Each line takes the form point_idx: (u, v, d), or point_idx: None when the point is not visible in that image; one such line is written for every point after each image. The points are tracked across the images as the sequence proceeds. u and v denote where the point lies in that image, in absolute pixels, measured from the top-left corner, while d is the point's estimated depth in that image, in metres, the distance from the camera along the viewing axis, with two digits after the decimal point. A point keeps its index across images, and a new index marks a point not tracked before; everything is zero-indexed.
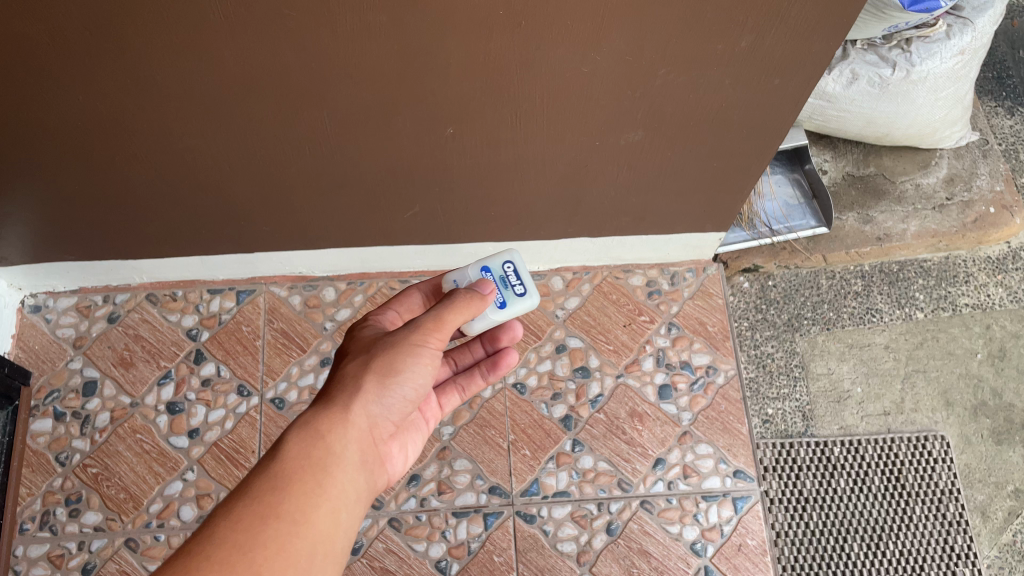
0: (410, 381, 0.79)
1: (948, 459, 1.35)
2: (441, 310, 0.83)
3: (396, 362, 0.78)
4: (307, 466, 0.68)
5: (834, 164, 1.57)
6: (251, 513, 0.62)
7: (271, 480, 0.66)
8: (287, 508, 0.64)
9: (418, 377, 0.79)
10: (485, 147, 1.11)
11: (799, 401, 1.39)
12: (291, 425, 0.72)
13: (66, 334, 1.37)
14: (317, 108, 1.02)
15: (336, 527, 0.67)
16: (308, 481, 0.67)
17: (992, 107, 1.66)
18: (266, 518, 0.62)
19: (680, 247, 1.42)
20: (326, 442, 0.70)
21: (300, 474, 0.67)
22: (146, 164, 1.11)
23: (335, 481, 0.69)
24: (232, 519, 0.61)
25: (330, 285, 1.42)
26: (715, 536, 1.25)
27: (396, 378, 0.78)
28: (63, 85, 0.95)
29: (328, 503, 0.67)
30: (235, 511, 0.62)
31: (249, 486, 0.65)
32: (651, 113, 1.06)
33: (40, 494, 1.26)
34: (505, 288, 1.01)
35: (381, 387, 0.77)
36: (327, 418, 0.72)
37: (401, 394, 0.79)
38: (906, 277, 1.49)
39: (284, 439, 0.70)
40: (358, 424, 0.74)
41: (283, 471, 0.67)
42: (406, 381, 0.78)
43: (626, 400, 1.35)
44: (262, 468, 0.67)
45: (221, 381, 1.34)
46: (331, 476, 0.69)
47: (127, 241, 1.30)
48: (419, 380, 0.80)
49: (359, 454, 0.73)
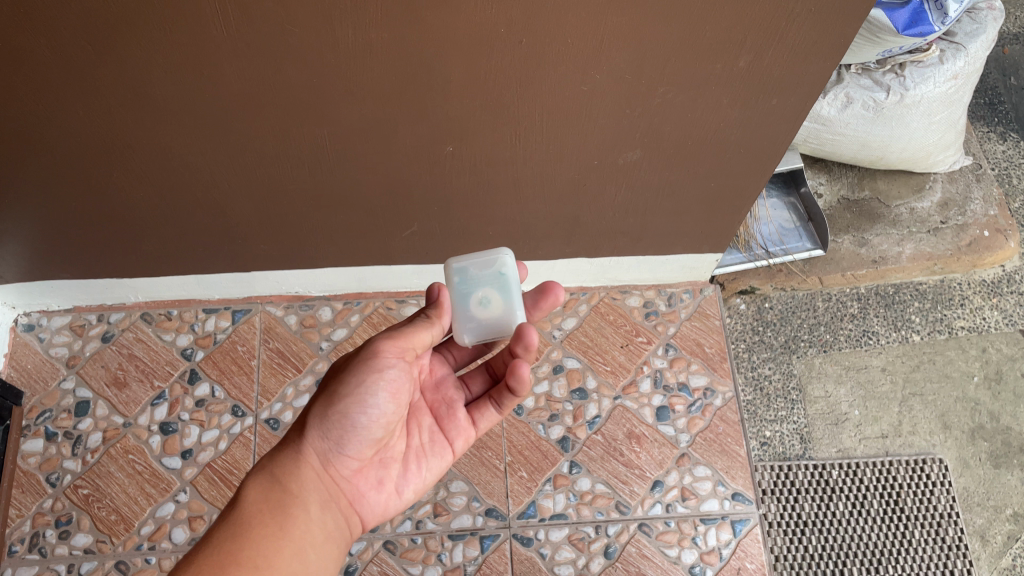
0: (361, 407, 0.83)
1: (946, 483, 1.35)
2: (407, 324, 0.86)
3: (343, 388, 0.83)
4: (266, 515, 0.79)
5: (829, 188, 1.58)
6: (213, 560, 0.72)
7: (233, 527, 0.76)
8: (249, 554, 0.74)
9: (371, 402, 0.83)
10: (484, 165, 1.12)
11: (797, 423, 1.39)
12: (255, 470, 0.84)
13: (59, 353, 1.36)
14: (317, 125, 1.02)
15: (300, 565, 0.77)
16: (268, 525, 0.78)
17: (984, 133, 1.68)
18: (229, 565, 0.72)
19: (677, 268, 1.42)
20: (286, 486, 0.82)
21: (259, 520, 0.78)
22: (144, 181, 1.11)
23: (296, 522, 0.80)
24: (194, 568, 0.71)
25: (327, 305, 1.42)
26: (714, 559, 1.24)
27: (343, 405, 0.83)
28: (65, 100, 0.95)
29: (289, 544, 0.78)
30: (198, 560, 0.72)
31: (213, 538, 0.75)
32: (650, 132, 1.07)
33: (30, 516, 1.24)
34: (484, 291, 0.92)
35: (326, 416, 0.83)
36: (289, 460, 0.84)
37: (354, 422, 0.83)
38: (902, 299, 1.50)
39: (245, 488, 0.81)
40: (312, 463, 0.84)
41: (246, 519, 0.77)
42: (355, 407, 0.83)
43: (624, 421, 1.34)
44: (224, 519, 0.78)
45: (216, 402, 1.33)
46: (292, 516, 0.80)
47: (123, 259, 1.29)
48: (372, 406, 0.83)
49: (320, 494, 0.83)
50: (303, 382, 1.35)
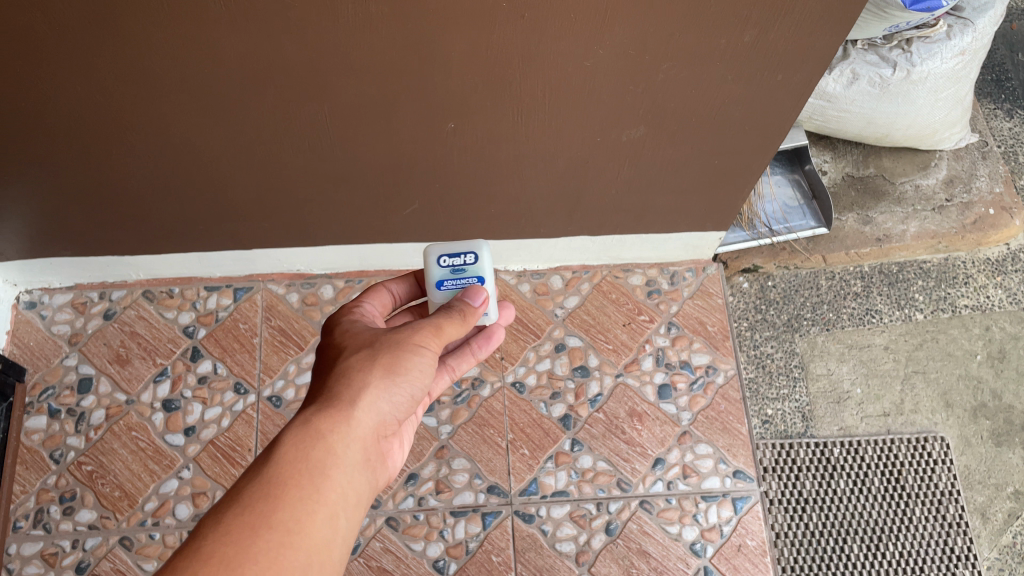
0: (416, 380, 0.77)
1: (947, 460, 1.35)
2: (450, 320, 0.82)
3: (403, 359, 0.75)
4: (305, 470, 0.64)
5: (834, 165, 1.57)
6: (240, 522, 0.58)
7: (265, 486, 0.62)
8: (280, 516, 0.60)
9: (422, 378, 0.77)
10: (485, 142, 1.11)
11: (799, 401, 1.39)
12: (289, 424, 0.68)
13: (61, 330, 1.36)
14: (317, 101, 1.01)
15: (334, 535, 0.63)
16: (303, 486, 0.63)
17: (991, 110, 1.67)
18: (260, 527, 0.58)
19: (680, 246, 1.42)
20: (325, 442, 0.67)
21: (295, 477, 0.63)
22: (144, 157, 1.10)
23: (334, 484, 0.65)
24: (222, 529, 0.57)
25: (328, 283, 1.42)
26: (715, 536, 1.25)
27: (402, 377, 0.75)
28: (64, 76, 0.94)
29: (324, 509, 0.63)
30: (224, 522, 0.58)
31: (242, 493, 0.61)
32: (653, 109, 1.06)
33: (34, 492, 1.25)
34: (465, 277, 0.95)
35: (387, 381, 0.74)
36: (328, 418, 0.69)
37: (406, 394, 0.76)
38: (905, 278, 1.49)
39: (280, 440, 0.66)
40: (362, 423, 0.71)
41: (283, 471, 0.63)
42: (412, 380, 0.76)
43: (626, 399, 1.34)
44: (254, 473, 0.64)
45: (218, 379, 1.33)
46: (330, 478, 0.65)
47: (123, 236, 1.29)
48: (422, 381, 0.77)
49: (361, 454, 0.69)
50: (305, 360, 1.35)
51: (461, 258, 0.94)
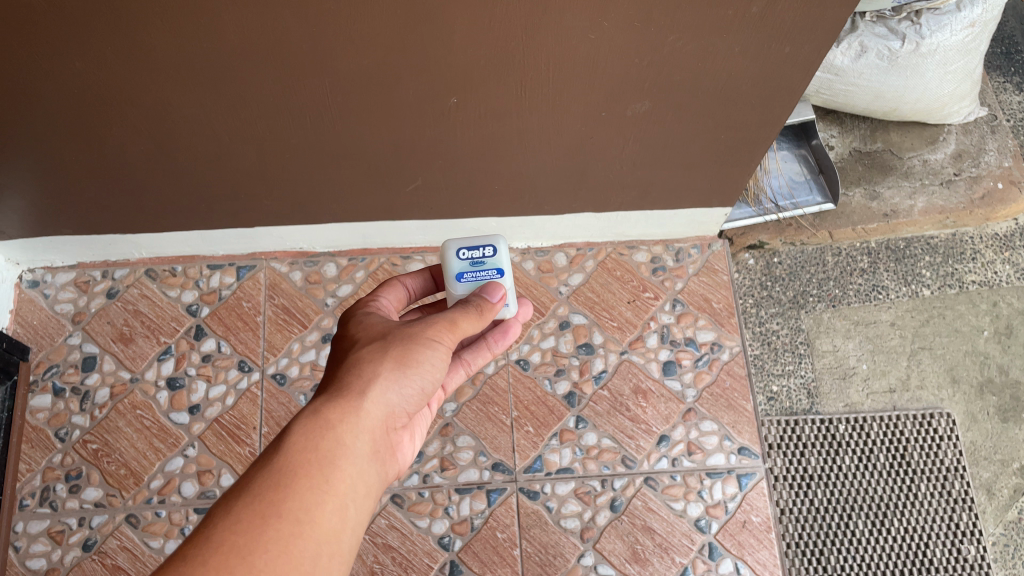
0: (428, 373, 0.76)
1: (953, 436, 1.35)
2: (464, 316, 0.82)
3: (415, 352, 0.75)
4: (314, 460, 0.64)
5: (841, 140, 1.56)
6: (250, 511, 0.58)
7: (274, 475, 0.61)
8: (289, 506, 0.60)
9: (434, 372, 0.77)
10: (488, 118, 1.10)
11: (804, 378, 1.38)
12: (299, 414, 0.68)
13: (64, 309, 1.36)
14: (319, 76, 1.00)
15: (342, 526, 0.62)
16: (313, 476, 0.63)
17: (1000, 83, 1.65)
18: (270, 517, 0.58)
19: (685, 222, 1.41)
20: (335, 433, 0.66)
21: (305, 467, 0.63)
22: (144, 134, 1.09)
23: (342, 475, 0.65)
24: (232, 519, 0.57)
25: (331, 261, 1.41)
26: (720, 512, 1.26)
27: (413, 369, 0.75)
28: (61, 52, 0.93)
29: (333, 499, 0.63)
30: (233, 511, 0.58)
31: (251, 483, 0.61)
32: (659, 82, 1.04)
33: (40, 470, 1.25)
34: (484, 267, 0.95)
35: (399, 373, 0.74)
36: (338, 408, 0.69)
37: (418, 386, 0.75)
38: (912, 254, 1.48)
39: (290, 430, 0.66)
40: (372, 414, 0.70)
41: (293, 461, 0.63)
42: (425, 373, 0.76)
43: (631, 376, 1.34)
44: (263, 461, 0.63)
45: (222, 357, 1.33)
46: (339, 468, 0.65)
47: (124, 215, 1.28)
48: (434, 375, 0.77)
49: (370, 445, 0.69)
50: (309, 338, 1.35)
51: (478, 250, 0.95)
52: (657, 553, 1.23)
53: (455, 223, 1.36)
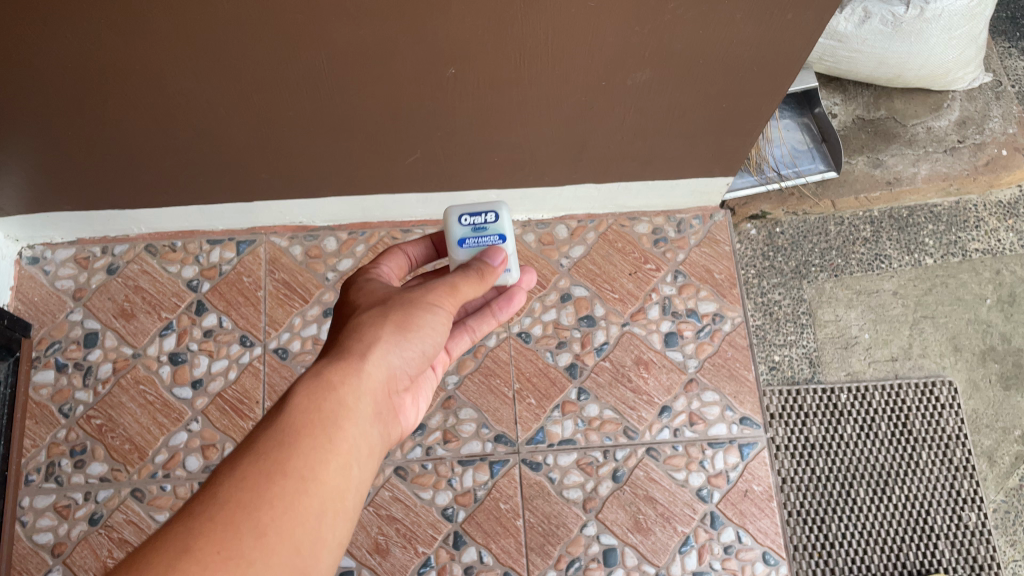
0: (427, 337, 0.76)
1: (955, 404, 1.35)
2: (465, 282, 0.82)
3: (415, 316, 0.75)
4: (318, 418, 0.63)
5: (844, 108, 1.54)
6: (255, 468, 0.58)
7: (278, 433, 0.61)
8: (294, 464, 0.59)
9: (435, 335, 0.77)
10: (487, 88, 1.08)
11: (806, 347, 1.38)
12: (301, 374, 0.67)
13: (65, 286, 1.35)
14: (315, 47, 0.99)
15: (346, 484, 0.62)
16: (317, 434, 0.62)
17: (1005, 48, 1.63)
18: (276, 474, 0.58)
19: (687, 192, 1.39)
20: (337, 394, 0.66)
21: (309, 425, 0.62)
22: (140, 108, 1.08)
23: (346, 434, 0.64)
24: (237, 476, 0.57)
25: (331, 235, 1.40)
26: (721, 482, 1.27)
27: (413, 333, 0.75)
28: (53, 25, 0.92)
29: (337, 458, 0.62)
30: (239, 469, 0.57)
31: (257, 440, 0.60)
32: (660, 50, 1.03)
33: (44, 446, 1.26)
34: (487, 232, 0.94)
35: (399, 336, 0.74)
36: (341, 369, 0.68)
37: (418, 349, 0.75)
38: (915, 222, 1.47)
39: (294, 389, 0.65)
40: (373, 375, 0.70)
41: (298, 419, 0.62)
42: (425, 337, 0.76)
43: (632, 347, 1.34)
44: (268, 420, 0.63)
45: (223, 332, 1.33)
46: (342, 428, 0.64)
47: (121, 190, 1.27)
48: (434, 339, 0.77)
49: (372, 406, 0.69)
50: (310, 312, 1.35)
51: (482, 216, 0.94)
52: (659, 522, 1.25)
53: (455, 195, 1.35)
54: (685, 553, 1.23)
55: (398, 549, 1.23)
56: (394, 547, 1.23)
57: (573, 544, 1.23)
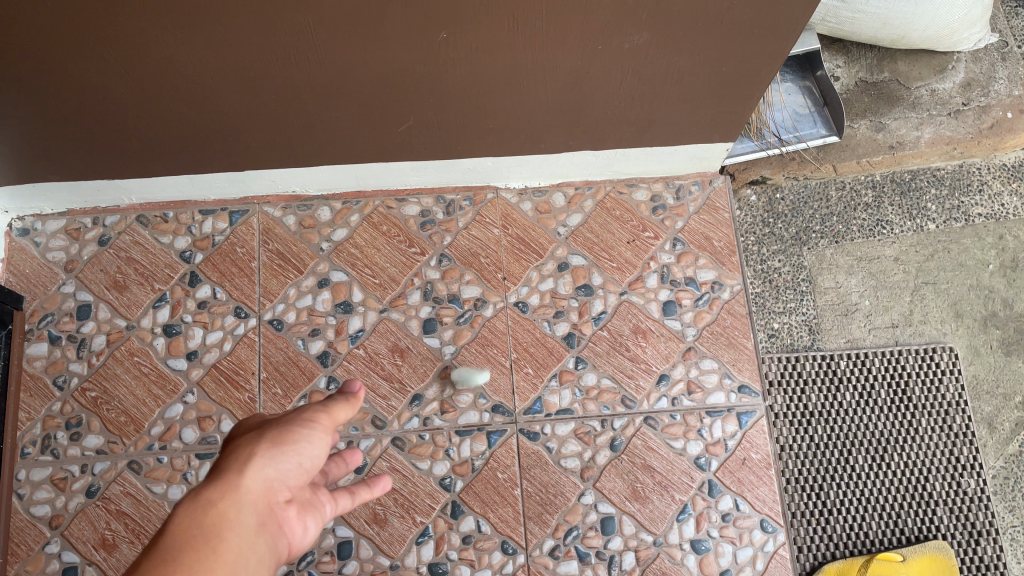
0: (308, 450, 0.65)
1: (955, 370, 1.35)
2: (331, 402, 0.71)
3: (291, 431, 0.65)
4: (188, 539, 0.56)
5: (847, 70, 1.51)
6: None
7: (154, 558, 0.54)
8: None
9: (320, 448, 0.66)
10: (480, 52, 1.06)
11: (805, 315, 1.38)
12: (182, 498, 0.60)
13: (57, 258, 1.34)
14: (300, 12, 0.96)
15: None
16: (201, 550, 0.56)
17: (1013, 8, 1.59)
18: None
19: (686, 159, 1.37)
20: (219, 507, 0.58)
21: (192, 543, 0.56)
22: (125, 76, 1.05)
23: (232, 546, 0.57)
24: None
25: (325, 205, 1.38)
26: (719, 450, 1.26)
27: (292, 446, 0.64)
28: None
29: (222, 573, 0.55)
30: None
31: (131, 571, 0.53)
32: (656, 13, 1.00)
33: (40, 419, 1.26)
34: None
35: (276, 449, 0.63)
36: (219, 484, 0.60)
37: (303, 464, 0.65)
38: (918, 187, 1.45)
39: (168, 517, 0.57)
40: (256, 490, 0.61)
41: (161, 554, 0.54)
42: (306, 450, 0.65)
43: (630, 316, 1.33)
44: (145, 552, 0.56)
45: (217, 304, 1.32)
46: (227, 539, 0.57)
47: (110, 160, 1.25)
48: (320, 451, 0.66)
49: (260, 519, 0.60)
50: (305, 284, 1.33)
51: None
52: (657, 491, 1.25)
53: (449, 163, 1.33)
54: (683, 521, 1.23)
55: (395, 519, 1.23)
56: (392, 517, 1.23)
57: (570, 512, 1.23)
